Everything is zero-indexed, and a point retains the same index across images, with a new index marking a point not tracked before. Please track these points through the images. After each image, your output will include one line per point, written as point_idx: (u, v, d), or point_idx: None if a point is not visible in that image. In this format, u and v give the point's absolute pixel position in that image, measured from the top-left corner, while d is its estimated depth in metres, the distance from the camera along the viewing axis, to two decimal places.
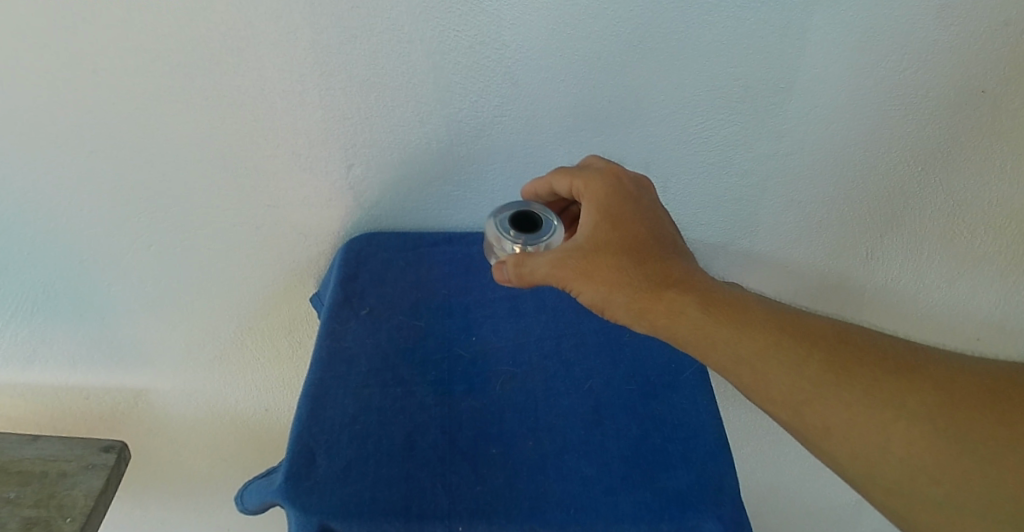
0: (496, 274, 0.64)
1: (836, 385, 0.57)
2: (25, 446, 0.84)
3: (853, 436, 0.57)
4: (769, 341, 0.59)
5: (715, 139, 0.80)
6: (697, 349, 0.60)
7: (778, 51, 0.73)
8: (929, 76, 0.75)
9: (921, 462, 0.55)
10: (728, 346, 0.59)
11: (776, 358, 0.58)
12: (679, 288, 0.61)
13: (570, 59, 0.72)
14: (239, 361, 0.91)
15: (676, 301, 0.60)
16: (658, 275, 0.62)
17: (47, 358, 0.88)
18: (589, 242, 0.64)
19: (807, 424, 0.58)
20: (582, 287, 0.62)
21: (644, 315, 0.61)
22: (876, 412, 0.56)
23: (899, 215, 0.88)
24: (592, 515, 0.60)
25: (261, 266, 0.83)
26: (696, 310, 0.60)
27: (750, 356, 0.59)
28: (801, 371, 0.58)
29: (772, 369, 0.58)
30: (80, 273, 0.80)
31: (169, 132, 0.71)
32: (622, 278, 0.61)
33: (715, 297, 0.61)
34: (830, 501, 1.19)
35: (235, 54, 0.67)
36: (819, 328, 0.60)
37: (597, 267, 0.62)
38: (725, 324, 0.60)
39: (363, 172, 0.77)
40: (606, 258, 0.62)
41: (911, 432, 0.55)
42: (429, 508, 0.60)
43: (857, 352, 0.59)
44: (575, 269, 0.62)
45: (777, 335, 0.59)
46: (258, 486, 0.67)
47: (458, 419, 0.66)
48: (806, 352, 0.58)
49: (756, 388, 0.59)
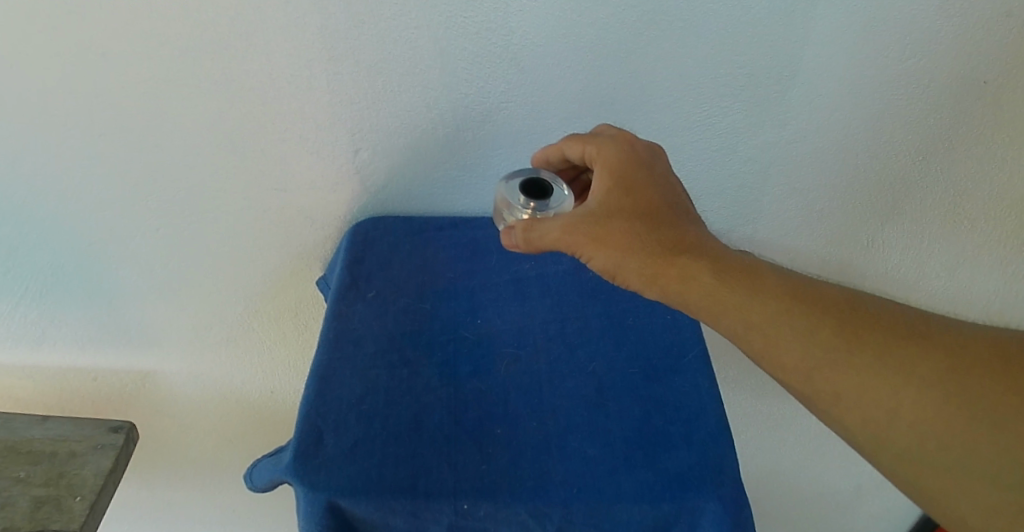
0: (506, 239, 0.66)
1: (845, 351, 0.58)
2: (34, 427, 0.85)
3: (863, 401, 0.58)
4: (782, 308, 0.60)
5: (721, 125, 0.80)
6: (708, 315, 0.61)
7: (784, 38, 0.74)
8: (934, 62, 0.76)
9: (931, 427, 0.56)
10: (740, 312, 0.60)
11: (788, 325, 0.59)
12: (690, 255, 0.62)
13: (577, 46, 0.73)
14: (246, 343, 0.92)
15: (687, 267, 0.61)
16: (670, 241, 0.63)
17: (55, 339, 0.89)
18: (602, 209, 0.65)
19: (817, 389, 0.59)
20: (595, 254, 0.63)
21: (656, 281, 0.62)
22: (886, 378, 0.57)
23: (902, 201, 0.88)
24: (596, 495, 0.61)
25: (268, 249, 0.84)
26: (707, 277, 0.61)
27: (760, 321, 0.59)
28: (813, 338, 0.59)
29: (783, 335, 0.59)
30: (88, 254, 0.81)
31: (175, 112, 0.72)
32: (634, 245, 0.62)
33: (727, 264, 0.62)
34: (825, 485, 1.21)
35: (245, 39, 0.68)
36: (831, 296, 0.61)
37: (610, 233, 0.63)
38: (737, 290, 0.60)
39: (369, 157, 0.78)
40: (619, 225, 0.63)
41: (920, 398, 0.56)
42: (435, 486, 0.61)
43: (869, 319, 0.60)
44: (588, 236, 0.63)
45: (789, 302, 0.60)
46: (263, 465, 0.68)
47: (465, 400, 0.67)
48: (819, 319, 0.59)
49: (766, 354, 0.60)
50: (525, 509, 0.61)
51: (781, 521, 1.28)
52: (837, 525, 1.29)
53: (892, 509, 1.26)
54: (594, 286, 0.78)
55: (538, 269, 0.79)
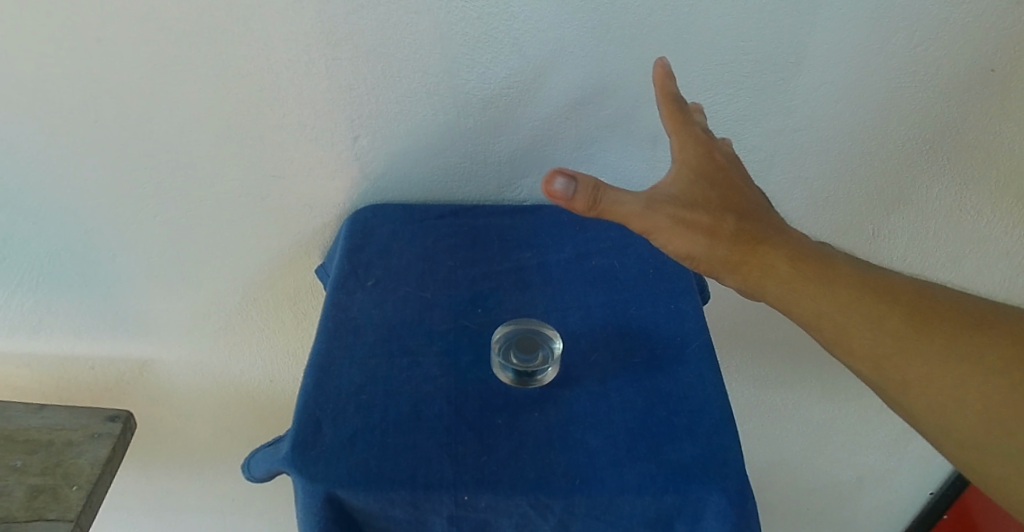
0: (564, 191, 0.56)
1: (914, 340, 0.58)
2: (30, 416, 0.84)
3: (933, 389, 0.56)
4: (856, 299, 0.59)
5: (726, 114, 0.79)
6: (784, 305, 0.60)
7: (789, 25, 0.72)
8: (942, 50, 0.75)
9: (998, 414, 0.54)
10: (813, 301, 0.59)
11: (861, 314, 0.59)
12: (769, 244, 0.61)
13: (579, 32, 0.71)
14: (245, 332, 0.91)
15: (766, 256, 0.60)
16: (750, 229, 0.61)
17: (52, 328, 0.88)
18: (686, 192, 0.62)
19: (888, 377, 0.58)
20: (675, 236, 0.59)
21: (737, 269, 0.60)
22: (957, 366, 0.56)
23: (907, 191, 0.87)
24: (597, 487, 0.60)
25: (266, 236, 0.83)
26: (786, 266, 0.60)
27: (835, 312, 0.59)
28: (885, 327, 0.58)
29: (857, 322, 0.58)
30: (85, 242, 0.80)
31: (173, 98, 0.71)
32: (717, 229, 0.60)
33: (803, 254, 0.61)
34: (825, 475, 1.20)
35: (242, 23, 0.66)
36: (904, 288, 0.60)
37: (692, 216, 0.60)
38: (813, 279, 0.60)
39: (368, 144, 0.77)
40: (703, 208, 0.61)
41: (991, 388, 0.55)
42: (435, 477, 0.60)
43: (939, 309, 0.59)
44: (669, 218, 0.59)
45: (863, 292, 0.59)
46: (262, 455, 0.66)
47: (466, 390, 0.66)
48: (891, 310, 0.59)
49: (839, 343, 0.59)
50: (526, 501, 0.60)
51: (782, 513, 1.28)
52: (838, 517, 1.29)
53: (893, 502, 1.26)
54: (595, 275, 0.76)
55: (539, 257, 0.78)
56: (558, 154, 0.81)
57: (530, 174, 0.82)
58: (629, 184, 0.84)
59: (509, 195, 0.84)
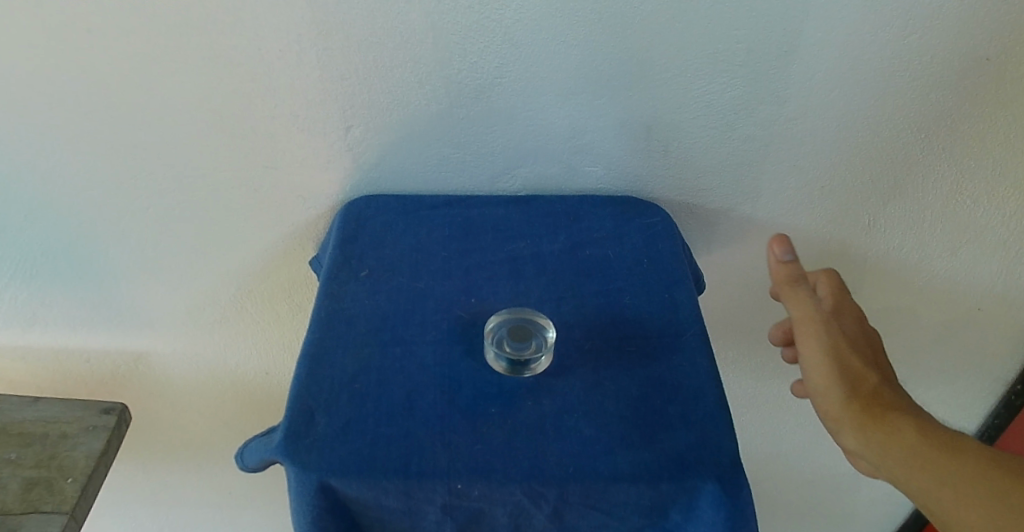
0: (777, 244, 0.73)
1: (999, 501, 0.57)
2: (24, 409, 0.85)
3: None
4: (949, 456, 0.60)
5: (719, 103, 0.79)
6: (879, 453, 0.63)
7: (782, 13, 0.72)
8: (936, 37, 0.75)
9: None
10: (904, 452, 0.61)
11: (951, 464, 0.60)
12: (881, 400, 0.64)
13: (571, 20, 0.71)
14: (239, 324, 0.91)
15: (876, 406, 0.64)
16: (868, 366, 0.66)
17: (46, 321, 0.88)
18: (832, 304, 0.71)
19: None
20: (816, 345, 0.67)
21: (849, 408, 0.64)
22: None
23: (903, 180, 0.87)
24: (591, 475, 0.60)
25: (260, 228, 0.83)
26: (902, 421, 0.63)
27: (926, 458, 0.61)
28: (971, 481, 0.59)
29: (947, 471, 0.60)
30: (78, 234, 0.80)
31: (164, 90, 0.71)
32: (849, 364, 0.65)
33: (920, 418, 0.64)
34: (823, 466, 1.20)
35: (234, 13, 0.66)
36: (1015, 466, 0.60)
37: (827, 330, 0.67)
38: (912, 435, 0.62)
39: (361, 135, 0.77)
40: (832, 326, 0.68)
41: None
42: (427, 465, 0.60)
43: None
44: (820, 321, 0.68)
45: (964, 447, 0.61)
46: (255, 444, 0.66)
47: (459, 379, 0.66)
48: (987, 470, 0.59)
49: (917, 482, 0.61)
50: (520, 489, 0.60)
51: (780, 505, 1.28)
52: (837, 510, 1.29)
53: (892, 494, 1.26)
54: (589, 265, 0.76)
55: (534, 247, 0.78)
56: (551, 144, 0.81)
57: (524, 164, 0.82)
58: (623, 174, 0.84)
59: (503, 185, 0.84)
